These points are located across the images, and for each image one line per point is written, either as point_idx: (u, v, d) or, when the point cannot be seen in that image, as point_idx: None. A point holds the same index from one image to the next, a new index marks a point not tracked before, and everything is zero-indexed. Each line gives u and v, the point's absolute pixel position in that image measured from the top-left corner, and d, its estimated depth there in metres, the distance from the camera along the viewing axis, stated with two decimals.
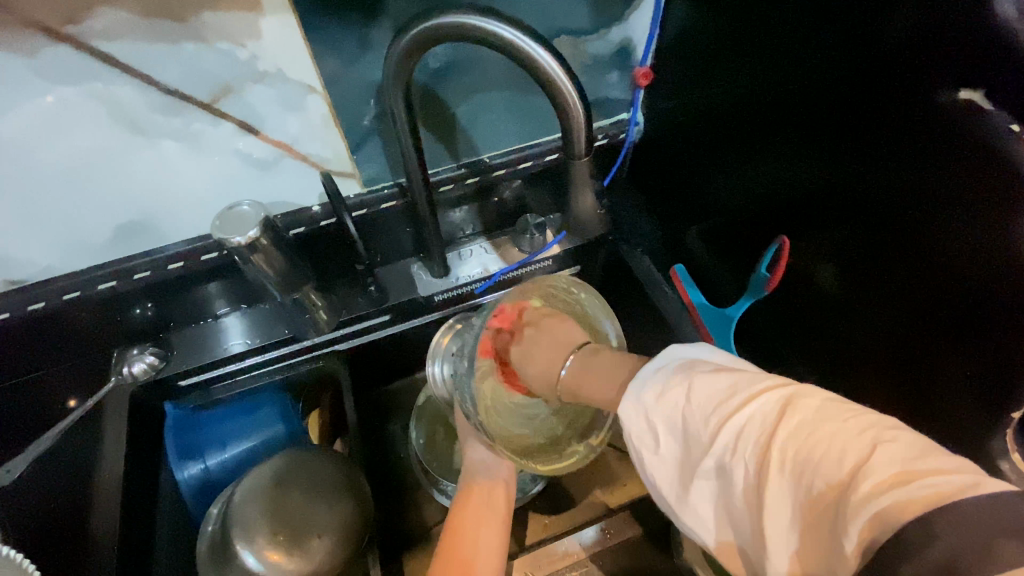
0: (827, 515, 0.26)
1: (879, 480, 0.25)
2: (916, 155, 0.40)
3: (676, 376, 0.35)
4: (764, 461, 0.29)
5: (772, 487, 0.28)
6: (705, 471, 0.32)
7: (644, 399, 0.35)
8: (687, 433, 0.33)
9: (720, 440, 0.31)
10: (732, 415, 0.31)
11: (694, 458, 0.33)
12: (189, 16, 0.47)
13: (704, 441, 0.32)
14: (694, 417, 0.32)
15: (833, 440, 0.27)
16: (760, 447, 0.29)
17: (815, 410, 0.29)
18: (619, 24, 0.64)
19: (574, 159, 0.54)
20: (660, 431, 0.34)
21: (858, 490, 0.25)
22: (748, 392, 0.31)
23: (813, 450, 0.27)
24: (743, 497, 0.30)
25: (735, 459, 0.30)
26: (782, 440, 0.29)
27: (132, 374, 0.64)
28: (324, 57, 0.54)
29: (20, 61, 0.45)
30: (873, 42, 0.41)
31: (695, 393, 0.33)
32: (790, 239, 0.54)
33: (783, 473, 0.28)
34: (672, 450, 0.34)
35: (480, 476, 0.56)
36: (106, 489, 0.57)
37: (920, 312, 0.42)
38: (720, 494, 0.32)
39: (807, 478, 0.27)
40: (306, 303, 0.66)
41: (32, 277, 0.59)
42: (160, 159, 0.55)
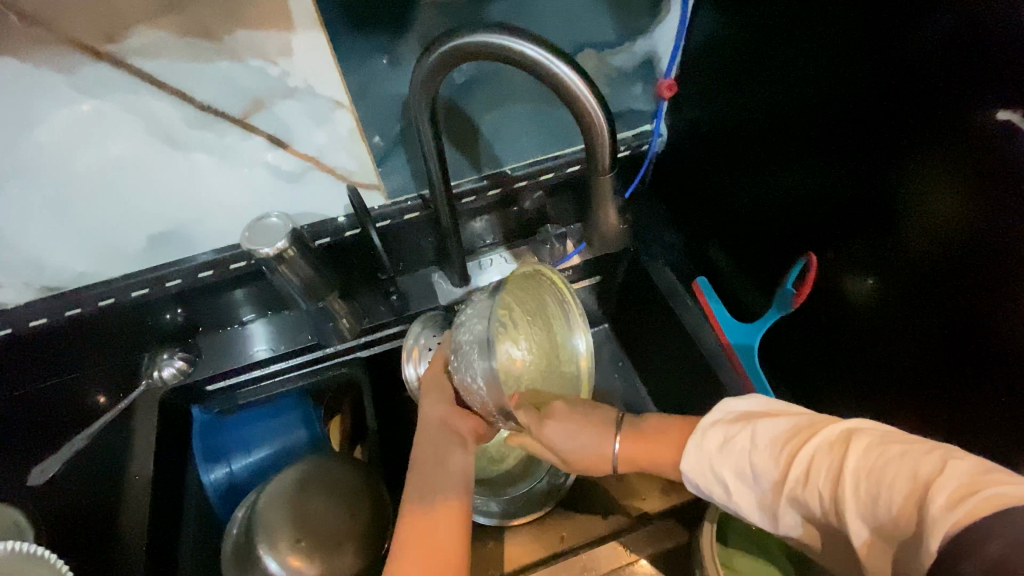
0: (910, 525, 0.30)
1: (948, 493, 0.29)
2: (952, 175, 0.39)
3: (736, 424, 0.41)
4: (837, 487, 0.33)
5: (849, 515, 0.32)
6: (781, 507, 0.37)
7: (707, 448, 0.41)
8: (759, 476, 0.38)
9: (792, 474, 0.36)
10: (798, 453, 0.36)
11: (770, 494, 0.37)
12: (223, 35, 0.48)
13: (776, 476, 0.37)
14: (761, 458, 0.38)
15: (899, 464, 0.31)
16: (830, 476, 0.34)
17: (877, 437, 0.34)
18: (643, 36, 0.64)
19: (598, 174, 0.54)
20: (732, 482, 0.39)
21: (935, 502, 0.29)
22: (807, 433, 0.37)
23: (880, 480, 0.32)
24: (824, 519, 0.35)
25: (807, 491, 0.35)
26: (852, 468, 0.33)
27: (162, 378, 0.65)
28: (351, 72, 0.54)
29: (60, 77, 0.47)
30: (907, 58, 0.40)
31: (758, 437, 0.38)
32: (818, 255, 0.53)
33: (859, 492, 0.32)
34: (746, 492, 0.39)
35: (439, 481, 0.49)
36: (134, 490, 0.59)
37: (952, 332, 0.41)
38: (803, 517, 0.36)
39: (882, 492, 0.31)
40: (331, 310, 0.67)
41: (67, 284, 0.61)
42: (194, 171, 0.57)
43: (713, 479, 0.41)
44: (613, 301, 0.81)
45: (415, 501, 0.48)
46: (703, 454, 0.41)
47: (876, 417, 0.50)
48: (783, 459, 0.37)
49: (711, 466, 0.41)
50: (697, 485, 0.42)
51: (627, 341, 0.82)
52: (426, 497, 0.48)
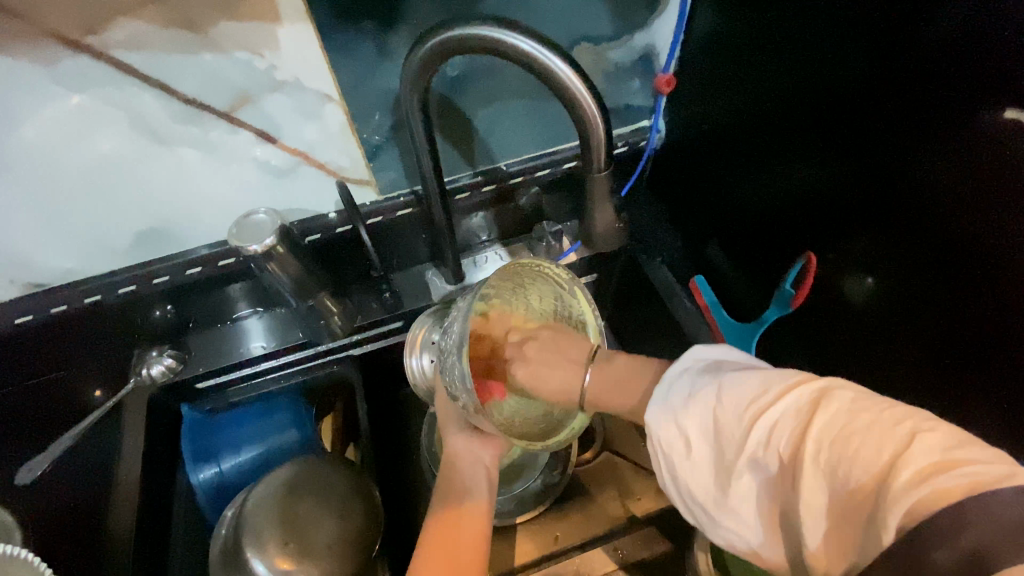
0: (869, 501, 0.26)
1: (916, 469, 0.25)
2: (955, 175, 0.37)
3: (706, 378, 0.37)
4: (799, 447, 0.29)
5: (807, 480, 0.28)
6: (738, 468, 0.32)
7: (673, 405, 0.36)
8: (720, 434, 0.33)
9: (754, 433, 0.31)
10: (765, 410, 0.31)
11: (727, 456, 0.33)
12: (208, 27, 0.47)
13: (737, 437, 0.32)
14: (726, 417, 0.33)
15: (868, 431, 0.27)
16: (795, 438, 0.30)
17: (849, 401, 0.29)
18: (641, 30, 0.63)
19: (593, 172, 0.53)
20: (694, 429, 0.35)
21: (899, 479, 0.25)
22: (779, 386, 0.32)
23: (846, 445, 0.27)
24: (781, 484, 0.30)
25: (768, 452, 0.31)
26: (816, 431, 0.29)
27: (151, 376, 0.64)
28: (341, 66, 0.53)
29: (40, 71, 0.46)
30: (911, 53, 0.38)
31: (725, 395, 0.34)
32: (817, 255, 0.52)
33: (819, 462, 0.28)
34: (703, 453, 0.34)
35: (461, 492, 0.51)
36: (122, 490, 0.58)
37: (954, 337, 0.40)
38: (760, 490, 0.31)
39: (844, 469, 0.27)
40: (321, 309, 0.65)
41: (54, 280, 0.60)
42: (181, 166, 0.56)
43: (675, 429, 0.36)
44: (609, 298, 0.80)
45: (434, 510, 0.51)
46: (668, 407, 0.37)
47: None
48: (746, 420, 0.32)
49: (676, 418, 0.36)
50: (657, 434, 0.37)
51: (625, 340, 0.81)
52: (447, 506, 0.50)
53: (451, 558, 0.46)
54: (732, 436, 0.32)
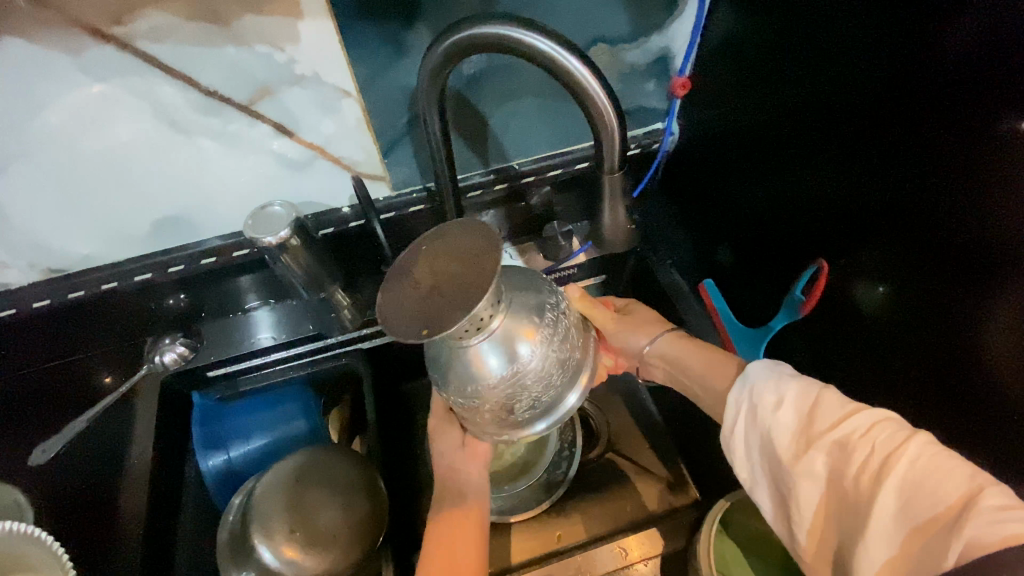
0: (945, 521, 0.30)
1: (998, 500, 0.29)
2: (970, 186, 0.37)
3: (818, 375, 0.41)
4: (895, 452, 0.33)
5: (891, 478, 0.33)
6: (823, 443, 0.36)
7: (777, 374, 0.41)
8: (818, 412, 0.38)
9: (856, 420, 0.36)
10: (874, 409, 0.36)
11: (816, 430, 0.37)
12: (231, 20, 0.48)
13: (836, 419, 0.37)
14: (830, 400, 0.38)
15: (962, 463, 0.32)
16: (893, 442, 0.34)
17: None
18: (658, 32, 0.63)
19: (606, 172, 0.53)
20: (794, 398, 0.39)
21: (981, 503, 0.29)
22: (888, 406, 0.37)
23: (941, 467, 0.32)
24: (856, 475, 0.34)
25: (863, 441, 0.35)
26: (915, 448, 0.33)
27: (164, 364, 0.65)
28: (360, 61, 0.54)
29: (67, 59, 0.47)
30: (930, 62, 0.38)
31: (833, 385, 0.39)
32: (829, 262, 0.52)
33: (909, 469, 0.33)
34: (793, 420, 0.39)
35: (463, 488, 0.53)
36: (132, 473, 0.59)
37: (963, 348, 0.40)
38: (833, 474, 0.36)
39: (933, 479, 0.31)
40: (333, 301, 0.68)
41: (72, 265, 0.61)
42: (199, 156, 0.57)
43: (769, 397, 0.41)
44: None
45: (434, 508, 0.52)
46: (772, 375, 0.42)
47: None
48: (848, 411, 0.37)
49: (776, 385, 0.41)
50: (753, 391, 0.42)
51: None
52: (448, 506, 0.52)
53: (454, 559, 0.47)
54: (832, 417, 0.37)
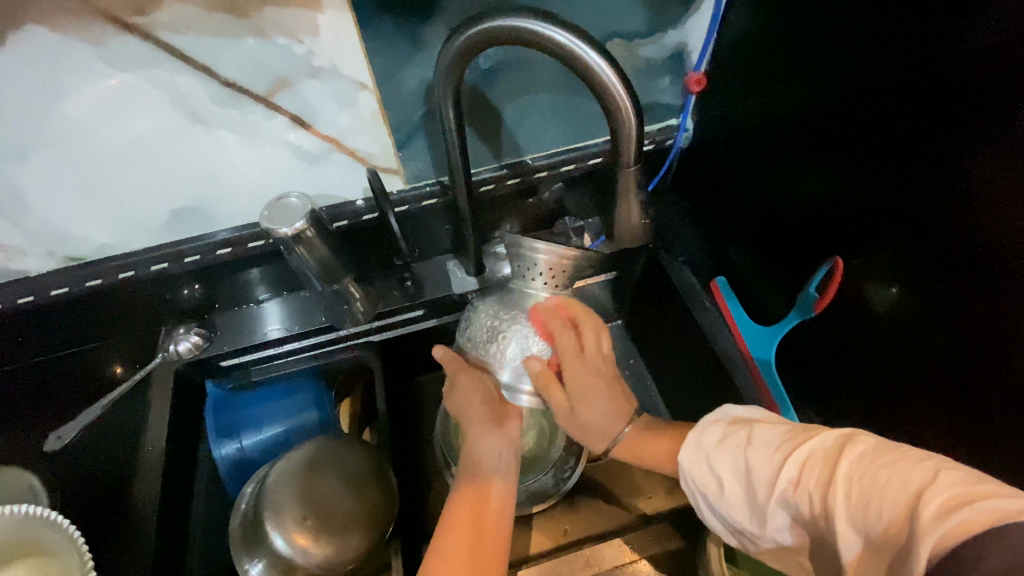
0: (897, 537, 0.31)
1: (942, 502, 0.29)
2: (990, 183, 0.37)
3: (739, 427, 0.44)
4: (828, 488, 0.35)
5: (839, 519, 0.34)
6: (770, 504, 0.38)
7: (707, 443, 0.44)
8: (752, 472, 0.40)
9: (784, 472, 0.38)
10: (795, 450, 0.38)
11: (760, 491, 0.39)
12: (251, 12, 0.48)
13: (768, 476, 0.39)
14: (757, 457, 0.40)
15: (892, 470, 0.32)
16: (823, 478, 0.36)
17: (873, 446, 0.35)
18: (674, 28, 0.62)
19: (622, 167, 0.52)
20: (730, 471, 0.42)
21: (925, 513, 0.29)
22: (809, 437, 0.39)
23: (872, 485, 0.33)
24: (813, 523, 0.36)
25: (798, 491, 0.37)
26: (843, 472, 0.35)
27: (178, 352, 0.66)
28: (377, 54, 0.54)
29: (89, 49, 0.47)
30: (952, 58, 0.38)
31: (756, 438, 0.41)
32: (844, 260, 0.52)
33: (848, 500, 0.34)
34: (738, 492, 0.41)
35: (491, 470, 0.54)
36: (147, 459, 0.60)
37: (979, 347, 0.40)
38: (796, 523, 0.38)
39: (872, 504, 0.32)
40: (345, 293, 0.66)
41: (90, 254, 0.62)
42: (217, 148, 0.57)
43: (710, 471, 0.43)
44: (628, 297, 0.80)
45: (454, 499, 0.52)
46: (701, 450, 0.44)
47: (891, 430, 0.49)
48: (777, 460, 0.39)
49: (709, 460, 0.43)
50: (694, 473, 0.44)
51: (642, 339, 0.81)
52: (477, 478, 0.54)
53: (477, 528, 0.49)
54: (766, 476, 0.39)
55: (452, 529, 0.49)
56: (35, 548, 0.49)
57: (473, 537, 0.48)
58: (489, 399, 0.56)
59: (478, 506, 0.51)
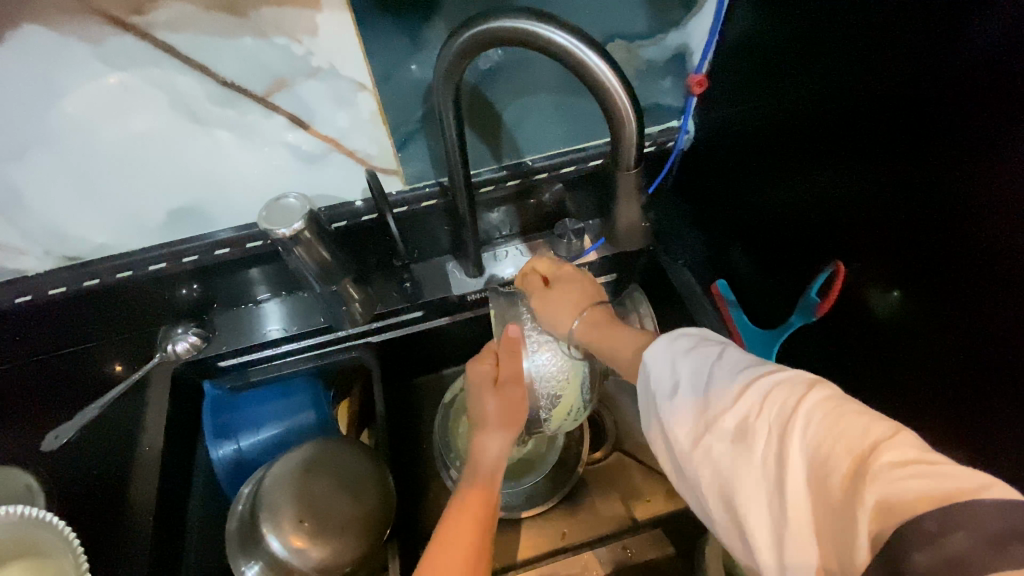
0: (846, 485, 0.28)
1: (898, 456, 0.27)
2: (994, 189, 0.36)
3: (710, 343, 0.41)
4: (786, 419, 0.32)
5: (789, 454, 0.31)
6: (719, 423, 0.35)
7: (672, 356, 0.40)
8: (711, 390, 0.36)
9: (744, 395, 0.34)
10: (760, 378, 0.35)
11: (711, 411, 0.35)
12: (249, 11, 0.48)
13: (726, 397, 0.35)
14: (722, 376, 0.36)
15: (857, 418, 0.30)
16: (783, 411, 0.32)
17: (842, 393, 0.32)
18: (676, 29, 0.62)
19: (623, 169, 0.52)
20: (687, 381, 0.38)
21: (880, 461, 0.28)
22: (778, 368, 0.35)
23: (833, 426, 0.30)
24: (756, 458, 0.32)
25: (754, 417, 0.33)
26: (805, 408, 0.31)
27: (176, 353, 0.66)
28: (376, 55, 0.54)
29: (86, 48, 0.47)
30: (955, 62, 0.37)
31: (725, 359, 0.38)
32: (846, 264, 0.51)
33: (805, 438, 0.31)
34: (689, 405, 0.37)
35: (489, 475, 0.54)
36: (144, 460, 0.59)
37: (980, 354, 0.39)
38: (733, 456, 0.34)
39: (830, 444, 0.30)
40: (344, 295, 0.65)
41: (87, 254, 0.62)
42: (215, 148, 0.57)
43: (669, 377, 0.39)
44: None
45: (459, 499, 0.52)
46: (668, 350, 0.41)
47: None
48: (739, 383, 0.35)
49: (672, 368, 0.40)
50: (652, 381, 0.40)
51: None
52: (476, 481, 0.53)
53: (477, 531, 0.49)
54: (722, 399, 0.35)
55: (454, 531, 0.48)
56: (30, 548, 0.49)
57: (471, 541, 0.48)
58: (510, 425, 0.56)
59: (476, 509, 0.51)
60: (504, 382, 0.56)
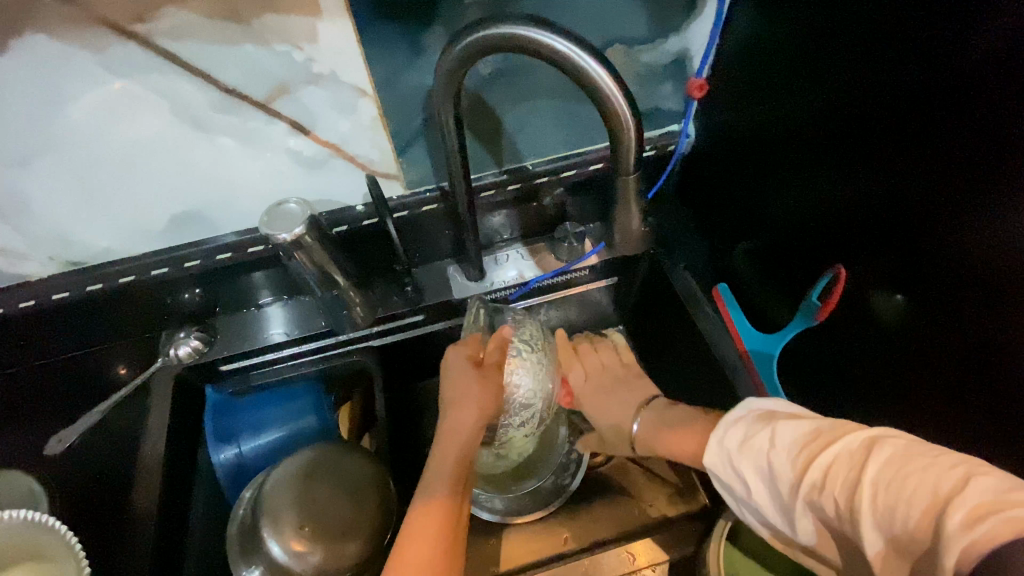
0: (927, 546, 0.30)
1: (969, 512, 0.28)
2: (995, 192, 0.36)
3: (759, 424, 0.41)
4: (854, 492, 0.33)
5: (866, 526, 0.32)
6: (796, 509, 0.37)
7: (728, 446, 0.42)
8: (775, 477, 0.38)
9: (808, 476, 0.36)
10: (819, 454, 0.36)
11: (785, 493, 0.38)
12: (251, 19, 0.48)
13: (790, 479, 0.37)
14: (779, 459, 0.38)
15: (920, 476, 0.31)
16: (851, 482, 0.34)
17: (902, 447, 0.33)
18: (676, 34, 0.62)
19: (621, 176, 0.52)
20: (752, 477, 0.40)
21: (952, 519, 0.29)
22: (834, 436, 0.36)
23: (899, 490, 0.31)
24: (843, 528, 0.34)
25: (822, 496, 0.35)
26: (872, 475, 0.33)
27: (178, 357, 0.66)
28: (376, 61, 0.54)
29: (90, 56, 0.47)
30: (956, 66, 0.37)
31: (778, 438, 0.39)
32: (846, 269, 0.51)
33: (875, 505, 0.32)
34: (764, 492, 0.39)
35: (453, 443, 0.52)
36: (147, 464, 0.60)
37: (983, 360, 0.39)
38: (827, 528, 0.36)
39: (898, 508, 0.31)
40: (344, 299, 0.67)
41: (91, 259, 0.62)
42: (217, 154, 0.57)
43: (735, 475, 0.41)
44: (630, 303, 0.80)
45: (422, 497, 0.49)
46: (724, 451, 0.42)
47: None
48: (799, 464, 0.37)
49: (733, 463, 0.41)
50: (719, 475, 0.43)
51: (643, 345, 0.81)
52: (443, 458, 0.51)
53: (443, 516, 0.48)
54: (787, 473, 0.37)
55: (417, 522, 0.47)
56: (32, 554, 0.49)
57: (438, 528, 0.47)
58: (481, 407, 0.53)
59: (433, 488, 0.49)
60: (485, 365, 0.55)
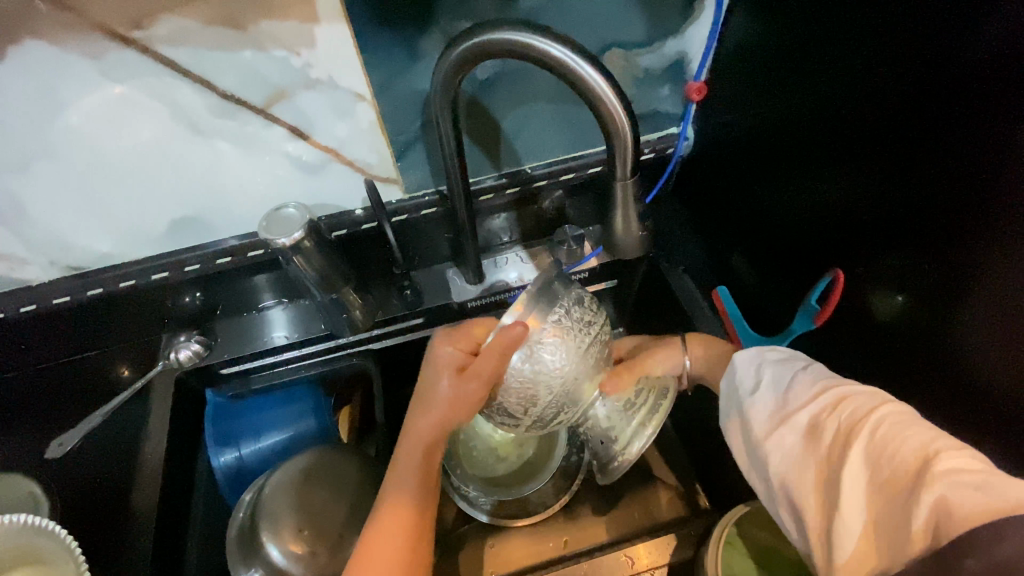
0: (907, 485, 0.33)
1: (952, 466, 0.32)
2: (994, 196, 0.36)
3: (799, 360, 0.46)
4: (858, 419, 0.37)
5: (856, 445, 0.36)
6: (797, 416, 0.40)
7: (763, 359, 0.47)
8: (792, 388, 0.42)
9: (825, 396, 0.40)
10: (842, 388, 0.40)
11: (791, 406, 0.41)
12: (248, 25, 0.49)
13: (805, 397, 0.41)
14: (804, 381, 0.42)
15: (921, 431, 0.35)
16: (859, 412, 0.37)
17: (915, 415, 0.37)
18: (674, 37, 0.62)
19: (618, 179, 0.52)
20: (768, 382, 0.44)
21: (937, 468, 0.32)
22: (858, 384, 0.40)
23: (900, 432, 0.35)
24: (827, 450, 0.37)
25: (829, 416, 0.38)
26: (880, 413, 0.36)
27: (178, 360, 0.66)
28: (374, 66, 0.54)
29: (88, 62, 0.48)
30: (953, 71, 0.37)
31: (812, 369, 0.43)
32: (845, 273, 0.51)
33: (872, 435, 0.36)
34: (768, 400, 0.43)
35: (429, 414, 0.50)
36: (147, 468, 0.60)
37: (981, 365, 0.39)
38: (805, 448, 0.39)
39: (893, 446, 0.34)
40: (345, 302, 0.67)
41: (90, 264, 0.63)
42: (216, 158, 0.57)
43: (754, 377, 0.45)
44: (630, 306, 0.80)
45: (390, 494, 0.49)
46: (757, 359, 0.47)
47: None
48: (819, 387, 0.41)
49: (757, 371, 0.46)
50: (738, 376, 0.47)
51: None
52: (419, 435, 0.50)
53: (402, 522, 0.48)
54: (798, 399, 0.41)
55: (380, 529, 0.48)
56: (33, 557, 0.49)
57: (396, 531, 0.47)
58: (452, 415, 0.49)
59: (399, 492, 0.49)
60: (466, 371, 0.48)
